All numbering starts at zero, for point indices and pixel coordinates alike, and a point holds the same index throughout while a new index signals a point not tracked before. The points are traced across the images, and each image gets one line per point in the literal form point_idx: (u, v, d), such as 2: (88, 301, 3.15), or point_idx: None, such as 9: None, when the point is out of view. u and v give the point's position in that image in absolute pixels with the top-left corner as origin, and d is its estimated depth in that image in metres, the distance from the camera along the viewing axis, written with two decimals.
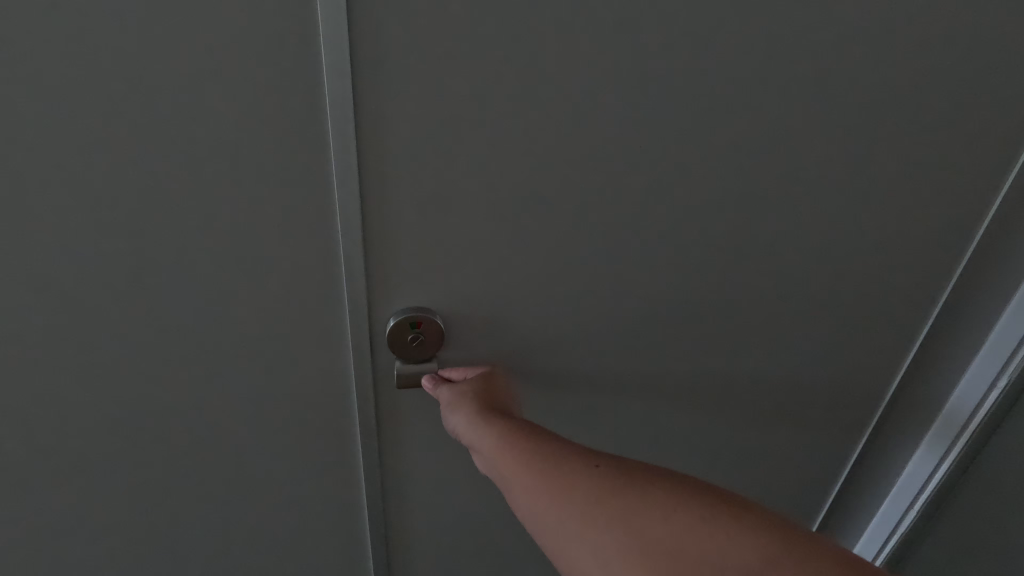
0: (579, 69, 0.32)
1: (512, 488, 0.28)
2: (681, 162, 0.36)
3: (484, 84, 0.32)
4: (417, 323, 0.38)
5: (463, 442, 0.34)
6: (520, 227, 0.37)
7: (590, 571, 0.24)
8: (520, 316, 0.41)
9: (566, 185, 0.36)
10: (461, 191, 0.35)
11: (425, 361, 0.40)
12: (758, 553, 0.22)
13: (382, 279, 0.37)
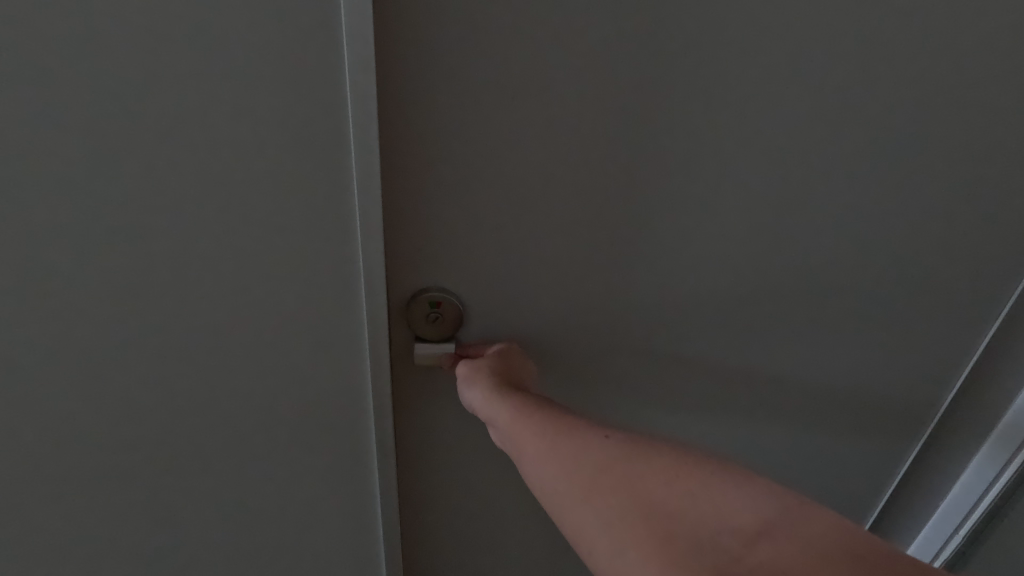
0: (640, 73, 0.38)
1: (519, 453, 0.33)
2: (737, 153, 0.41)
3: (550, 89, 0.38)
4: (437, 303, 0.44)
5: (482, 415, 0.39)
6: (562, 216, 0.42)
7: (574, 526, 0.27)
8: (551, 298, 0.46)
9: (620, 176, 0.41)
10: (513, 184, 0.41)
11: (442, 340, 0.46)
12: (715, 502, 0.24)
13: (414, 264, 0.43)
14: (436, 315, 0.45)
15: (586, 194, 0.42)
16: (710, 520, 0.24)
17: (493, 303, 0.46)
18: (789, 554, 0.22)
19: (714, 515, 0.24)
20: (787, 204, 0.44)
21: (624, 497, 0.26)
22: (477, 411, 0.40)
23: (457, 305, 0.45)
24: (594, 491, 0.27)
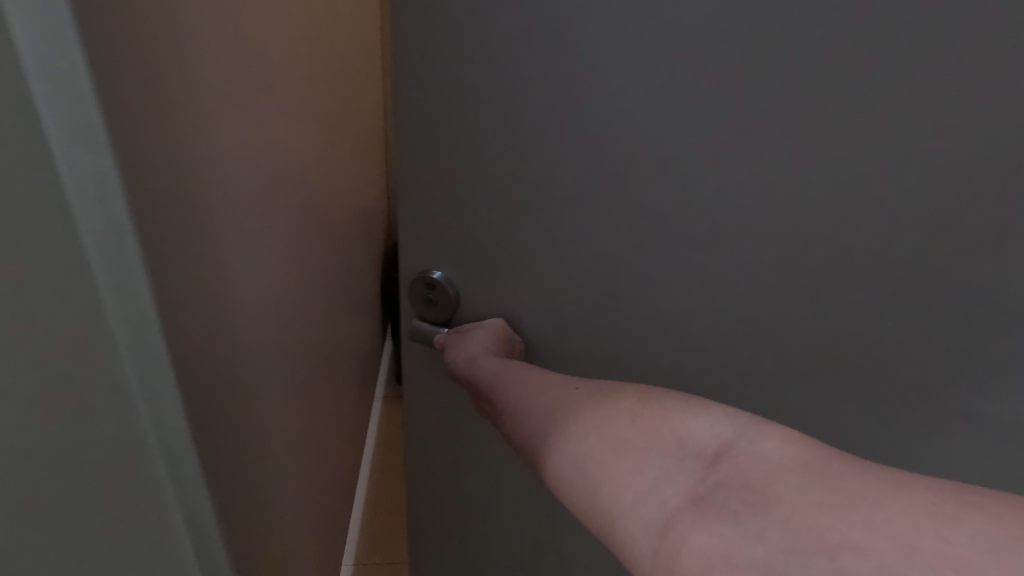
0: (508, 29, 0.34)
1: (503, 413, 0.35)
2: (654, 86, 0.34)
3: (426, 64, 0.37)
4: (431, 286, 0.45)
5: (468, 385, 0.41)
6: (489, 192, 0.40)
7: (554, 469, 0.29)
8: (531, 266, 0.42)
9: (521, 137, 0.38)
10: (428, 165, 0.41)
11: (442, 322, 0.47)
12: (673, 425, 0.26)
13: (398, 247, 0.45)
14: (433, 299, 0.46)
15: (511, 174, 0.39)
16: (668, 446, 0.25)
17: (481, 297, 0.45)
18: (755, 469, 0.23)
19: (675, 444, 0.25)
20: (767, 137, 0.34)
21: (592, 438, 0.28)
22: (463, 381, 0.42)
23: (452, 296, 0.45)
24: (566, 438, 0.29)
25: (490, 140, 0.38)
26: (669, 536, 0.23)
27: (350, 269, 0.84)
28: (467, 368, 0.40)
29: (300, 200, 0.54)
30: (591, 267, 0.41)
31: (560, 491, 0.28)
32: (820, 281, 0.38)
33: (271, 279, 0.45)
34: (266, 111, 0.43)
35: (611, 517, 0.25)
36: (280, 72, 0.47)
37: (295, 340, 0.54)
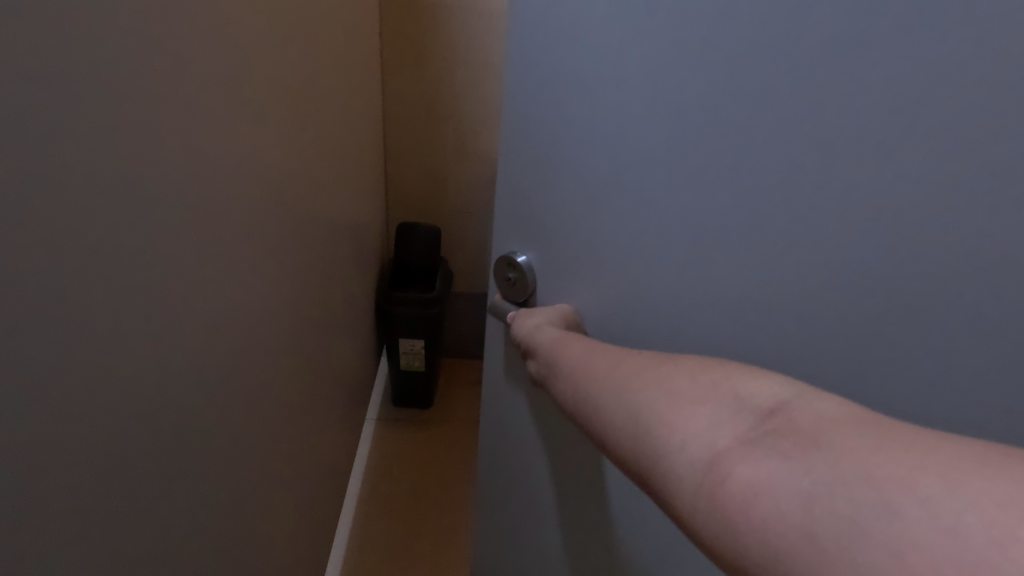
0: (537, 48, 0.45)
1: (569, 372, 0.39)
2: (635, 78, 0.40)
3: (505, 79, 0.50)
4: (512, 266, 0.55)
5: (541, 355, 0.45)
6: (551, 172, 0.49)
7: (610, 414, 0.32)
8: (585, 236, 0.48)
9: (561, 121, 0.46)
10: (514, 154, 0.51)
11: (522, 301, 0.56)
12: (730, 391, 0.28)
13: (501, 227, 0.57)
14: (514, 279, 0.55)
15: (557, 155, 0.48)
16: (722, 401, 0.27)
17: (552, 277, 0.53)
18: (815, 420, 0.24)
19: (732, 398, 0.28)
20: (724, 125, 0.37)
21: (646, 391, 0.30)
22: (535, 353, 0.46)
23: (526, 280, 0.54)
24: (626, 383, 0.32)
25: (546, 124, 0.47)
26: (715, 466, 0.25)
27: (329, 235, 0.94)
28: (529, 335, 0.49)
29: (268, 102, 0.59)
30: (624, 244, 0.46)
31: (616, 433, 0.31)
32: (829, 251, 0.35)
33: (221, 176, 0.48)
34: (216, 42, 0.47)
35: (661, 451, 0.28)
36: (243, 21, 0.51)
37: (256, 238, 0.58)
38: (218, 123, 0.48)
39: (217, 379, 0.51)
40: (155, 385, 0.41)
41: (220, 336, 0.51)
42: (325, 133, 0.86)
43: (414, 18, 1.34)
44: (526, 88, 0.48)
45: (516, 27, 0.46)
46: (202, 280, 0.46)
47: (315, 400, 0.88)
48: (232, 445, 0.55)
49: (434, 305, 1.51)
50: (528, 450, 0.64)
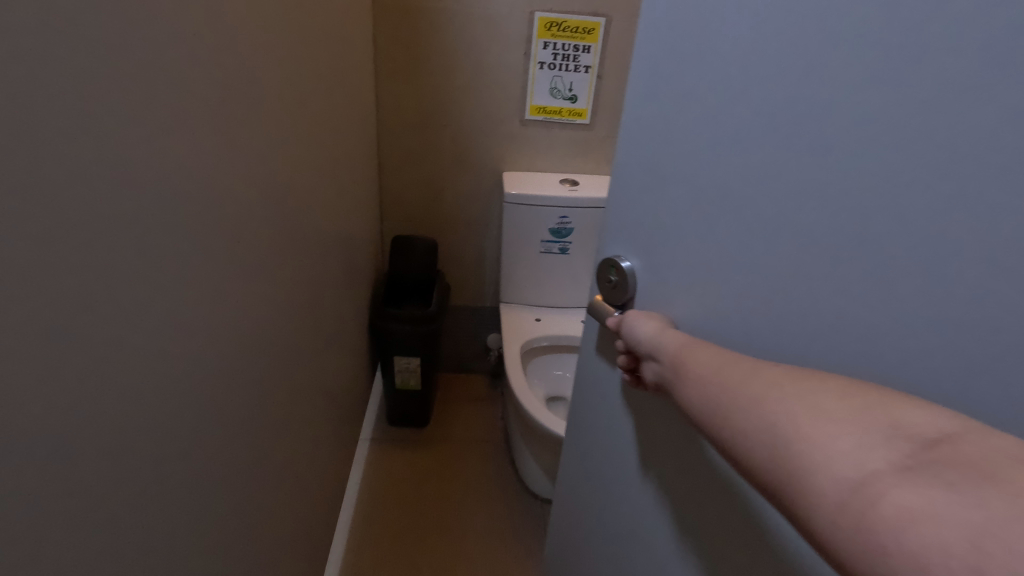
0: (655, 63, 0.51)
1: (692, 371, 0.40)
2: (734, 84, 0.44)
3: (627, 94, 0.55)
4: (614, 266, 0.60)
5: (654, 351, 0.47)
6: (659, 175, 0.53)
7: (746, 419, 0.33)
8: (685, 236, 0.51)
9: (671, 128, 0.50)
10: (631, 163, 0.57)
11: (620, 301, 0.60)
12: (890, 418, 0.27)
13: (612, 232, 0.62)
14: (616, 282, 0.60)
15: (665, 159, 0.52)
16: (880, 419, 0.27)
17: (650, 275, 0.56)
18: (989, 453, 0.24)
19: (887, 425, 0.27)
20: (802, 127, 0.39)
21: (790, 402, 0.31)
22: (648, 348, 0.48)
23: (624, 279, 0.59)
24: (765, 396, 0.32)
25: (659, 131, 0.52)
26: (866, 490, 0.25)
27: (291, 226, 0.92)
28: (638, 334, 0.50)
29: (210, 62, 0.61)
30: (717, 245, 0.48)
31: (759, 446, 0.32)
32: (894, 244, 0.35)
33: (154, 125, 0.51)
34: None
35: (806, 466, 0.28)
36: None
37: (201, 193, 0.60)
38: (144, 77, 0.49)
39: (154, 326, 0.52)
40: (73, 322, 0.42)
41: (156, 282, 0.52)
42: (288, 121, 0.87)
43: (411, 27, 1.36)
44: (644, 100, 0.53)
45: (643, 46, 0.52)
46: (130, 219, 0.48)
47: (265, 394, 0.85)
48: (174, 394, 0.57)
49: (430, 322, 1.46)
50: (611, 429, 0.69)
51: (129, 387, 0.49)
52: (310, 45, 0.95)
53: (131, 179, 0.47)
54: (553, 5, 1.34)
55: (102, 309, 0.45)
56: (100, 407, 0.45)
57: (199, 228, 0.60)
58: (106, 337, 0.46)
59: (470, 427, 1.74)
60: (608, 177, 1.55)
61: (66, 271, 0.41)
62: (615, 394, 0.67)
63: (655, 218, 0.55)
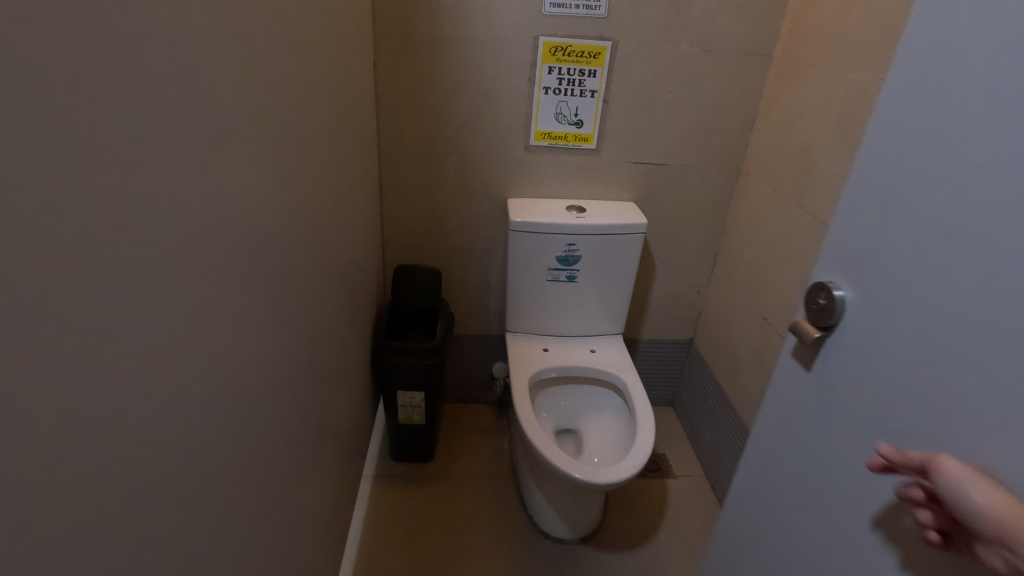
0: (909, 98, 0.54)
1: None
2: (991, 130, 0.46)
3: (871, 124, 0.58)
4: (825, 288, 0.63)
5: (994, 529, 0.44)
6: (889, 208, 0.56)
7: None
8: (906, 273, 0.54)
9: (913, 165, 0.53)
10: (860, 190, 0.60)
11: (825, 323, 0.63)
12: None
13: (825, 254, 0.65)
14: (824, 304, 0.63)
15: (898, 191, 0.55)
16: None
17: (861, 304, 0.59)
18: None
19: None
20: None
21: None
22: (979, 522, 0.45)
23: (835, 300, 0.62)
24: None
25: (900, 162, 0.55)
26: None
27: (294, 266, 0.89)
28: (952, 495, 0.47)
29: (209, 102, 0.58)
30: (940, 288, 0.50)
31: None
32: None
33: (145, 171, 0.47)
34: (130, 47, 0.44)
35: None
36: (164, 29, 0.49)
37: (196, 242, 0.57)
38: (141, 130, 0.46)
39: (140, 387, 0.48)
40: (47, 392, 0.38)
41: (147, 339, 0.49)
42: (289, 156, 0.84)
43: (414, 53, 1.33)
44: (888, 133, 0.56)
45: (898, 79, 0.55)
46: (122, 280, 0.45)
47: (266, 442, 0.81)
48: (159, 460, 0.52)
49: (433, 354, 1.42)
50: (787, 422, 0.73)
51: (108, 460, 0.45)
52: (310, 79, 0.92)
53: (115, 235, 0.43)
54: (557, 29, 1.32)
55: (80, 377, 0.41)
56: (76, 485, 0.41)
57: (193, 279, 0.56)
58: (83, 409, 0.41)
59: (476, 461, 1.69)
60: (616, 203, 1.52)
61: (40, 340, 0.37)
62: (797, 393, 0.71)
63: (873, 246, 0.58)
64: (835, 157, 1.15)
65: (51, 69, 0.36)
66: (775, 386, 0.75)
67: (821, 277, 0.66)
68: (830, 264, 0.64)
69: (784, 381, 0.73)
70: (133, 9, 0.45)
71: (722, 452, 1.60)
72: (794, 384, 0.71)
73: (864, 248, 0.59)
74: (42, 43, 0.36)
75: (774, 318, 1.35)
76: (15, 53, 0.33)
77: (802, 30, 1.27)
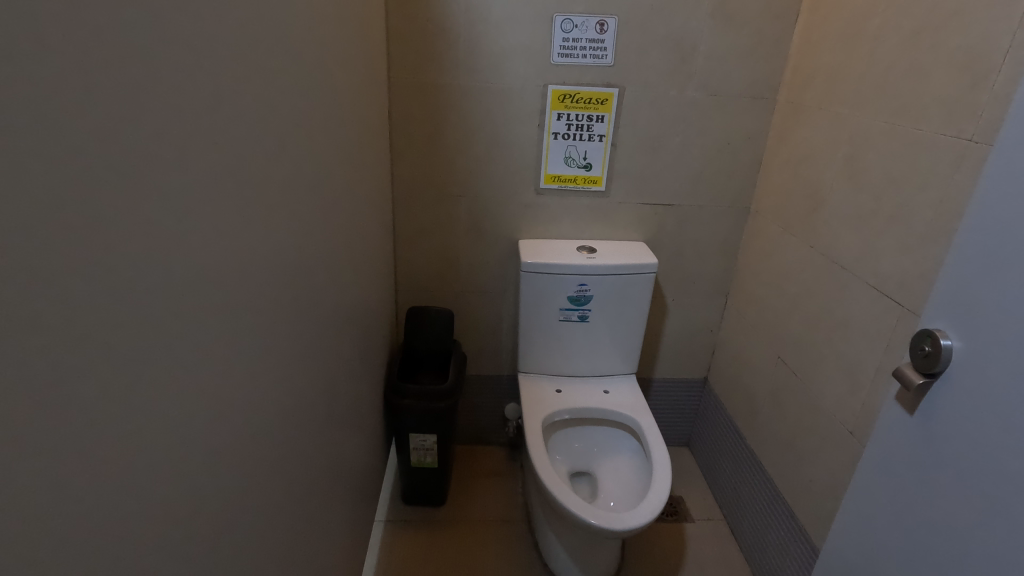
0: (1013, 167, 0.62)
1: None
2: None
3: (981, 188, 0.66)
4: (931, 336, 0.71)
5: None
6: (997, 264, 0.64)
7: None
8: (1006, 325, 0.62)
9: (1015, 228, 0.61)
10: (967, 246, 0.68)
11: (928, 369, 0.71)
12: None
13: (933, 305, 0.73)
14: (930, 351, 0.71)
15: (1003, 250, 0.63)
16: None
17: (963, 353, 0.67)
18: None
19: None
20: None
21: None
22: None
23: (939, 347, 0.70)
24: None
25: (1003, 224, 0.63)
26: None
27: (309, 312, 0.90)
28: None
29: (229, 158, 0.60)
30: None
31: None
32: None
33: (163, 219, 0.48)
34: (161, 112, 0.47)
35: None
36: (192, 95, 0.52)
37: (215, 290, 0.58)
38: (168, 188, 0.49)
39: (160, 431, 0.50)
40: (56, 438, 0.38)
41: (166, 385, 0.50)
42: (306, 206, 0.86)
43: (428, 104, 1.38)
44: (992, 196, 0.64)
45: (1007, 150, 0.63)
46: (144, 331, 0.46)
47: (279, 491, 0.80)
48: (168, 506, 0.52)
49: (445, 397, 1.41)
50: (891, 461, 0.80)
51: (115, 507, 0.44)
52: (326, 131, 0.95)
53: (135, 290, 0.45)
54: (565, 77, 1.36)
55: (88, 421, 0.40)
56: (81, 532, 0.40)
57: (206, 324, 0.57)
58: (93, 448, 0.41)
59: (491, 506, 1.66)
60: (627, 244, 1.54)
61: (69, 387, 0.38)
62: (903, 435, 0.78)
63: (979, 296, 0.66)
64: (843, 197, 1.16)
65: (81, 129, 0.38)
66: (883, 427, 0.83)
67: (929, 326, 0.74)
68: (942, 315, 0.71)
69: (889, 422, 0.81)
70: (158, 68, 0.47)
71: (741, 495, 1.56)
72: (899, 425, 0.79)
73: (976, 299, 0.66)
74: (73, 105, 0.37)
75: (789, 356, 1.34)
76: (51, 120, 0.35)
77: (805, 75, 1.30)
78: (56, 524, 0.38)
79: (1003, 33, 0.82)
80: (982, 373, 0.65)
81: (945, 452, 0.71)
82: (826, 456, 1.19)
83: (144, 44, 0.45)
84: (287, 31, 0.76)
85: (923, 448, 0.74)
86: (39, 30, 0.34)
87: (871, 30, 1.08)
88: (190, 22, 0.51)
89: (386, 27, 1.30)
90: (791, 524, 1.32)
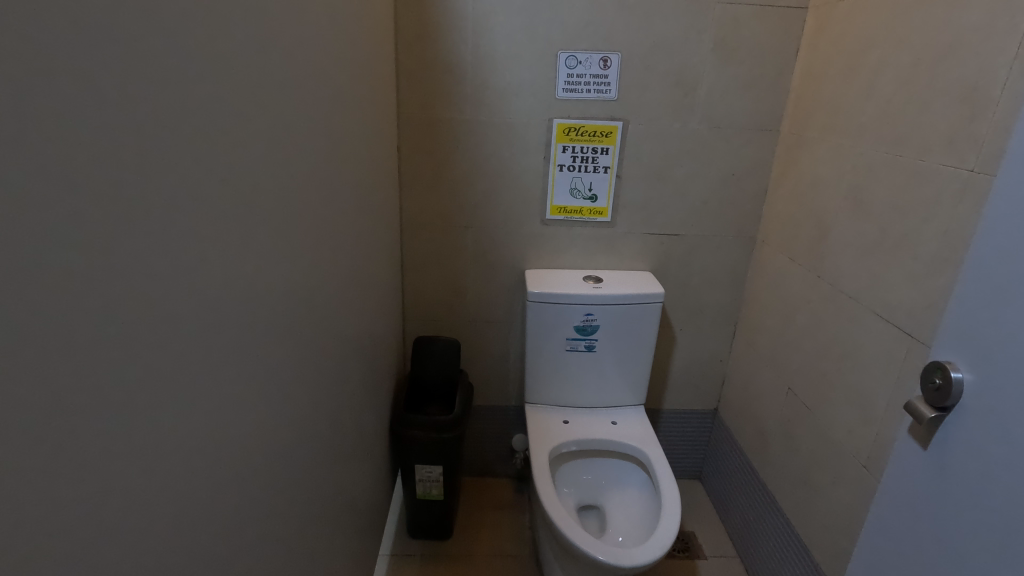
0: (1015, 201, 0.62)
1: None
2: None
3: (985, 221, 0.66)
4: (943, 367, 0.70)
5: None
6: (1003, 297, 0.63)
7: None
8: (1015, 358, 0.61)
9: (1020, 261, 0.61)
10: (973, 279, 0.68)
11: (940, 405, 0.70)
12: None
13: (942, 338, 0.72)
14: (940, 385, 0.70)
15: (1010, 282, 0.62)
16: None
17: (973, 386, 0.67)
18: None
19: None
20: None
21: None
22: None
23: (951, 382, 0.68)
24: None
25: (1008, 258, 0.63)
26: None
27: (315, 343, 0.90)
28: None
29: (237, 196, 0.62)
30: None
31: None
32: None
33: (171, 251, 0.50)
34: (172, 155, 0.49)
35: None
36: (203, 138, 0.54)
37: (223, 324, 0.60)
38: (180, 227, 0.51)
39: (167, 466, 0.50)
40: (61, 468, 0.38)
41: (174, 419, 0.51)
42: (314, 238, 0.88)
43: (436, 137, 1.41)
44: (998, 229, 0.64)
45: (1006, 185, 0.64)
46: (152, 366, 0.47)
47: (283, 524, 0.80)
48: (170, 540, 0.51)
49: (451, 428, 1.40)
50: (906, 496, 0.78)
51: (118, 538, 0.44)
52: (335, 165, 0.98)
53: (145, 328, 0.46)
54: (571, 111, 1.39)
55: (94, 455, 0.41)
56: (81, 563, 0.40)
57: (211, 351, 0.57)
58: (98, 481, 0.42)
59: (498, 540, 1.62)
60: (633, 273, 1.54)
61: (79, 422, 0.39)
62: (917, 470, 0.76)
63: (988, 330, 0.65)
64: (849, 228, 1.16)
65: (92, 168, 0.40)
66: (897, 461, 0.81)
67: (939, 358, 0.73)
68: (953, 348, 0.70)
69: (903, 456, 0.79)
70: (168, 109, 0.49)
71: (754, 530, 1.52)
72: (912, 461, 0.77)
73: (985, 331, 0.65)
74: (84, 149, 0.39)
75: (799, 388, 1.32)
76: (64, 165, 0.37)
77: (807, 107, 1.32)
78: (54, 557, 0.38)
79: (1000, 67, 0.83)
80: (992, 407, 0.64)
81: (960, 488, 0.69)
82: (840, 490, 1.16)
83: (156, 93, 0.47)
84: (296, 72, 0.79)
85: (938, 484, 0.72)
86: (51, 78, 0.36)
87: (872, 63, 1.10)
88: (201, 64, 0.54)
89: (395, 65, 1.34)
90: (805, 561, 1.28)
